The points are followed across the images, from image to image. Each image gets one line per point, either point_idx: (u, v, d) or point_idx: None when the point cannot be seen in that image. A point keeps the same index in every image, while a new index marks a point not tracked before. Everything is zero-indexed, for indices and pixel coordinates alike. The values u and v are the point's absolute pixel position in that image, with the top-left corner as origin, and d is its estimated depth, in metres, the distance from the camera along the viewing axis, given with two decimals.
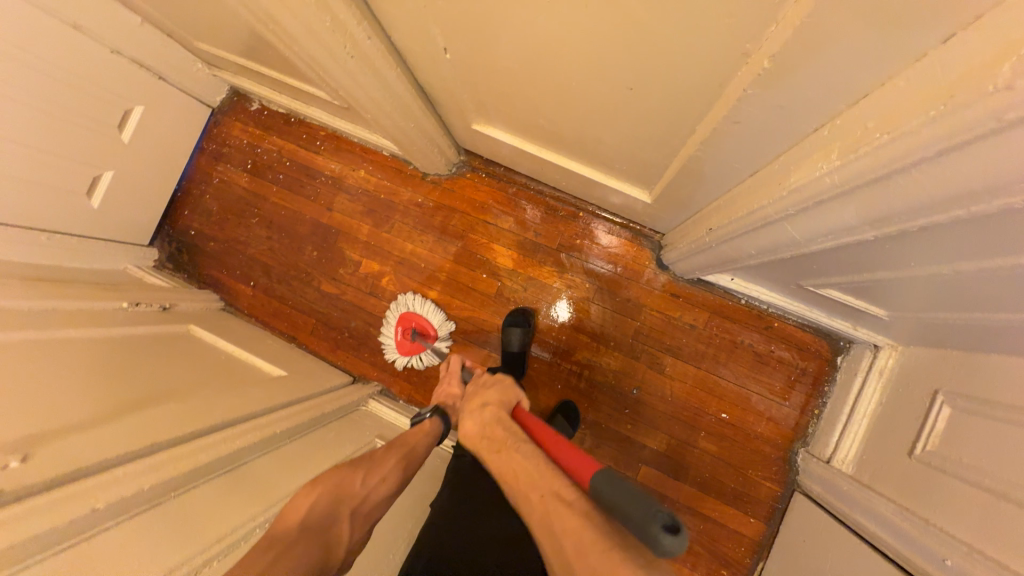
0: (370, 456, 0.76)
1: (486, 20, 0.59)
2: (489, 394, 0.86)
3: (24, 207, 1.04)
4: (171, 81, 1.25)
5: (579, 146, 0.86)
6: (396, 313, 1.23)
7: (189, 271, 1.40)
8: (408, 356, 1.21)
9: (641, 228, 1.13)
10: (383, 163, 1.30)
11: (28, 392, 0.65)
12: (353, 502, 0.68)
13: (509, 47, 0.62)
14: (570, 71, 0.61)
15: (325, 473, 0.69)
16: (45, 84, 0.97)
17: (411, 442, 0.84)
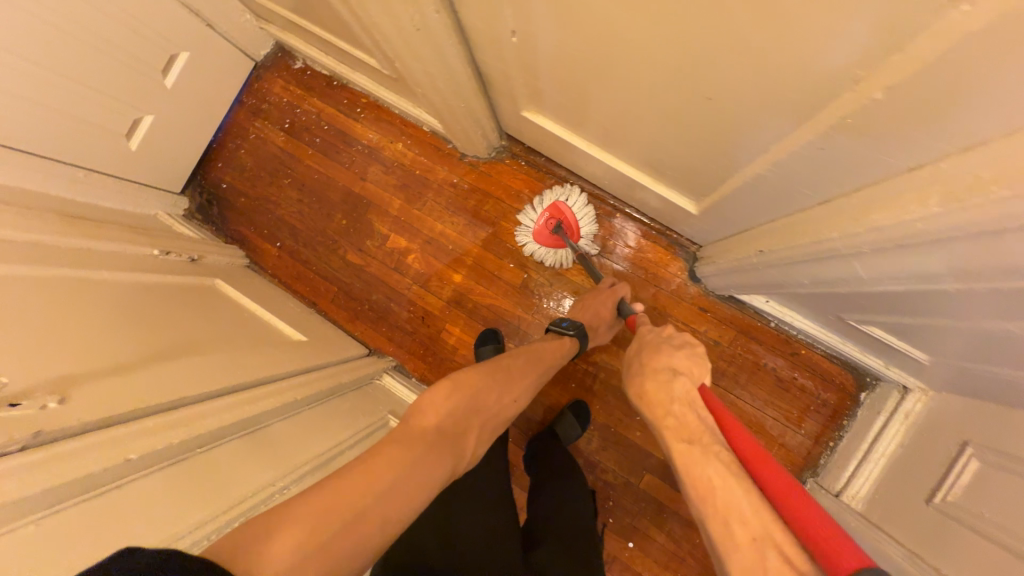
0: (507, 372, 0.83)
1: (563, 7, 0.56)
2: (676, 358, 0.75)
3: (65, 142, 1.04)
4: (218, 30, 1.23)
5: (634, 147, 0.83)
6: (549, 200, 1.15)
7: (217, 223, 1.41)
8: (546, 246, 1.16)
9: (678, 237, 1.12)
10: (421, 139, 1.27)
11: (63, 331, 0.66)
12: (484, 414, 0.76)
13: (583, 38, 0.60)
14: (644, 72, 0.59)
15: (468, 383, 0.76)
16: (94, 20, 0.95)
17: (547, 361, 0.90)
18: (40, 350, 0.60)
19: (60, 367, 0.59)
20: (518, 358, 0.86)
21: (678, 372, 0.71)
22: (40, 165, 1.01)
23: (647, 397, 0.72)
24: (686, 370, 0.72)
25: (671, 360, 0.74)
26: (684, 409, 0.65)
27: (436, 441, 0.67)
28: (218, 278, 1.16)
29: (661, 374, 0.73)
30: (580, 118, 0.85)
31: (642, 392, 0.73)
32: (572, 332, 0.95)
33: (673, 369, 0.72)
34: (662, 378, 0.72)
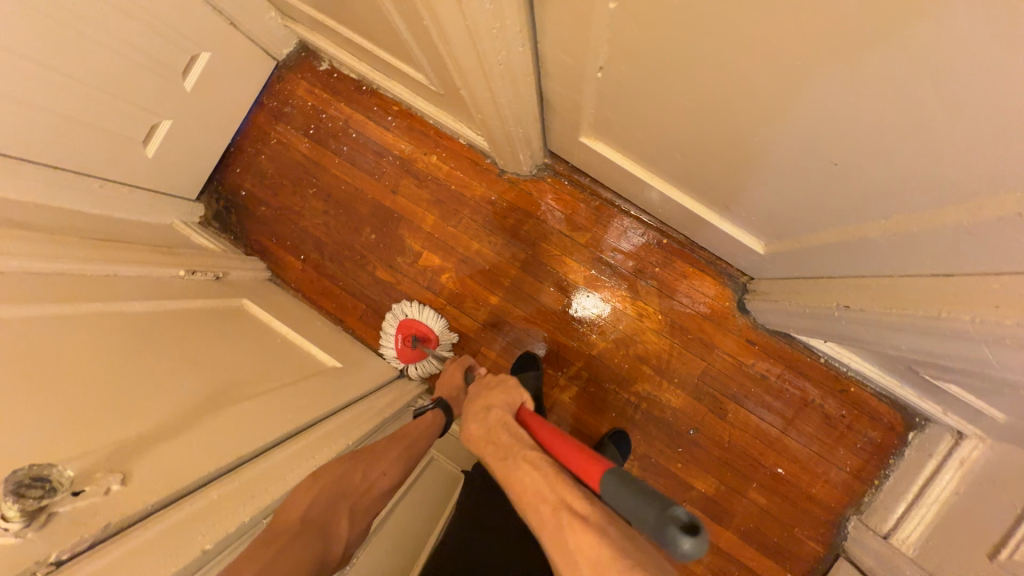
0: (373, 450, 0.73)
1: (675, 55, 0.51)
2: (492, 397, 0.81)
3: (78, 152, 0.96)
4: (242, 28, 1.14)
5: (705, 185, 0.79)
6: (395, 321, 1.21)
7: (236, 232, 1.34)
8: (410, 363, 1.20)
9: (727, 267, 1.09)
10: (458, 152, 1.21)
11: (108, 383, 0.60)
12: (352, 496, 0.64)
13: (690, 85, 0.55)
14: (757, 123, 0.54)
15: (326, 467, 0.65)
16: (115, 21, 0.87)
17: (415, 437, 0.79)
18: (89, 411, 0.55)
19: (114, 433, 0.54)
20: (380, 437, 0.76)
21: (495, 407, 0.76)
22: (53, 179, 0.93)
23: (474, 442, 0.73)
24: (498, 404, 0.78)
25: (488, 399, 0.80)
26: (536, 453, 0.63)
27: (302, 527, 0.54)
28: (244, 297, 1.10)
29: (478, 413, 0.77)
30: (649, 152, 0.80)
31: (468, 437, 0.76)
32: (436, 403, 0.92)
33: (487, 406, 0.78)
34: (481, 417, 0.76)
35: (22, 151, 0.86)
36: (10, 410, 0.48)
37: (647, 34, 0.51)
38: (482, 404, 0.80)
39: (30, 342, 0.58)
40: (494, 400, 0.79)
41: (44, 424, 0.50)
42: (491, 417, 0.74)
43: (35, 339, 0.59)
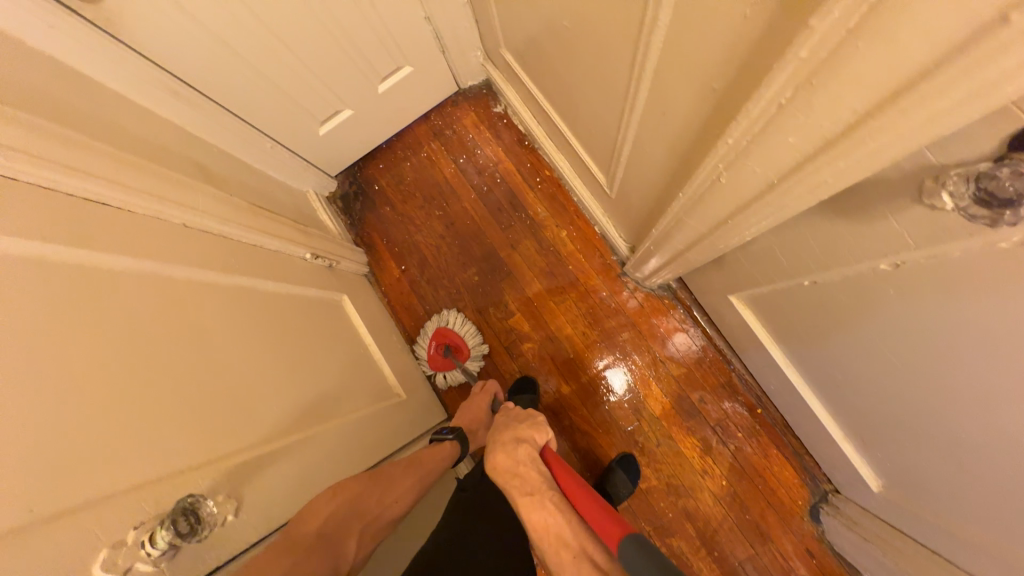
0: (387, 475, 0.76)
1: (911, 329, 0.50)
2: (521, 431, 0.82)
3: (264, 110, 1.02)
4: (447, 56, 1.20)
5: (852, 407, 0.74)
6: (434, 326, 1.22)
7: (353, 220, 1.39)
8: (442, 371, 1.21)
9: (814, 465, 1.02)
10: (588, 238, 1.22)
11: (226, 374, 0.63)
12: (367, 513, 0.68)
13: (907, 352, 0.53)
14: (964, 421, 0.51)
15: (357, 483, 0.69)
16: (344, 10, 0.92)
17: (427, 468, 0.83)
18: (202, 408, 0.57)
19: (215, 438, 0.56)
20: (397, 460, 0.80)
21: (520, 442, 0.78)
22: (236, 130, 1.00)
23: (496, 470, 0.75)
24: (527, 439, 0.79)
25: (516, 432, 0.81)
26: (527, 468, 0.72)
27: (321, 544, 0.60)
28: (345, 292, 1.12)
29: (506, 445, 0.78)
30: (803, 350, 0.77)
31: (490, 465, 0.76)
32: (451, 437, 0.92)
33: (517, 439, 0.79)
34: (507, 449, 0.77)
35: (218, 98, 0.93)
36: (148, 390, 0.51)
37: (895, 303, 0.49)
38: (511, 436, 0.81)
39: (178, 311, 0.61)
40: (523, 433, 0.81)
41: (168, 414, 0.52)
42: (517, 451, 0.75)
43: (187, 308, 0.63)
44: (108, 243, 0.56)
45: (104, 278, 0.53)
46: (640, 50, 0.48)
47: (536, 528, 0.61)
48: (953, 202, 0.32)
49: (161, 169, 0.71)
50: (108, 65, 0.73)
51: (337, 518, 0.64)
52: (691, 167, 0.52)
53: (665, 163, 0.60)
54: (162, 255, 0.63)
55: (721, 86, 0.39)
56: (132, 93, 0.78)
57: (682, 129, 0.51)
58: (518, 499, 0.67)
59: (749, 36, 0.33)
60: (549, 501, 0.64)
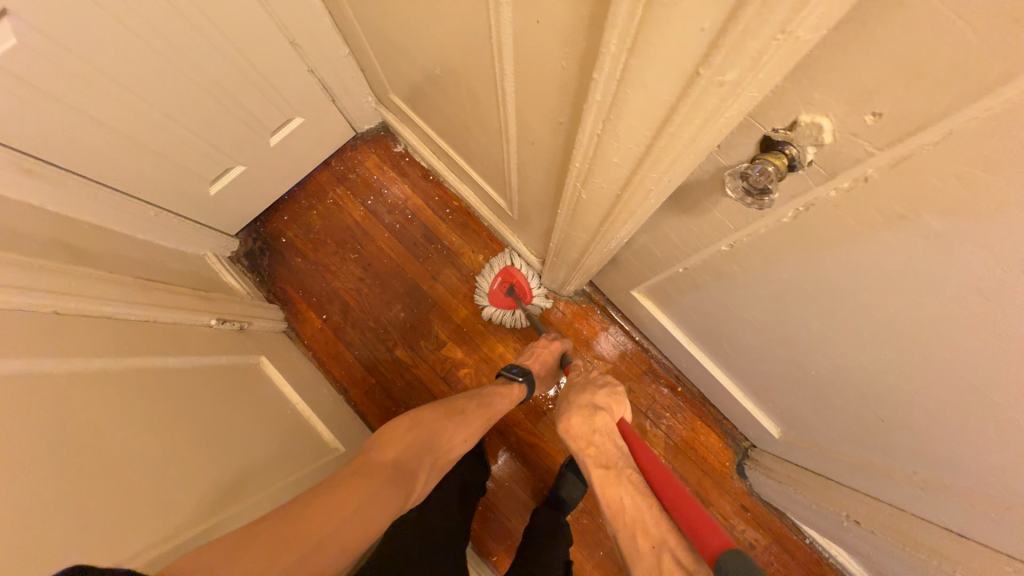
0: (462, 416, 0.83)
1: (755, 295, 0.60)
2: (598, 397, 0.82)
3: (138, 176, 0.95)
4: (339, 104, 1.22)
5: (743, 369, 0.86)
6: (500, 265, 1.22)
7: (263, 277, 1.33)
8: (497, 308, 1.22)
9: (732, 428, 1.14)
10: (504, 258, 1.28)
11: (117, 466, 0.57)
12: (436, 453, 0.75)
13: (759, 314, 0.64)
14: (809, 361, 0.63)
15: (427, 424, 0.77)
16: (221, 70, 0.91)
17: (492, 407, 0.89)
18: (86, 511, 0.51)
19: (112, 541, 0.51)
20: (471, 401, 0.87)
21: (598, 408, 0.79)
22: (108, 201, 0.93)
23: (571, 432, 0.78)
24: (605, 408, 0.79)
25: (595, 397, 0.81)
26: (604, 439, 0.74)
27: (394, 474, 0.66)
28: (261, 353, 1.06)
29: (584, 409, 0.79)
30: (696, 328, 0.88)
31: (563, 425, 0.79)
32: (521, 379, 0.97)
33: (595, 405, 0.79)
34: (586, 414, 0.78)
35: (81, 169, 0.85)
36: (15, 506, 0.45)
37: (740, 276, 0.59)
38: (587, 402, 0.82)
39: (53, 409, 0.55)
40: (601, 402, 0.81)
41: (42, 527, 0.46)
42: (597, 420, 0.77)
43: (64, 404, 0.56)
44: None
45: None
46: (499, 90, 0.54)
47: (608, 497, 0.65)
48: (733, 193, 0.39)
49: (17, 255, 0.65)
50: None
51: (403, 455, 0.70)
52: (563, 185, 0.59)
53: (545, 183, 0.67)
54: (26, 349, 0.57)
55: (561, 116, 0.46)
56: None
57: (547, 154, 0.58)
58: (593, 468, 0.70)
59: (568, 78, 0.40)
60: (628, 477, 0.65)
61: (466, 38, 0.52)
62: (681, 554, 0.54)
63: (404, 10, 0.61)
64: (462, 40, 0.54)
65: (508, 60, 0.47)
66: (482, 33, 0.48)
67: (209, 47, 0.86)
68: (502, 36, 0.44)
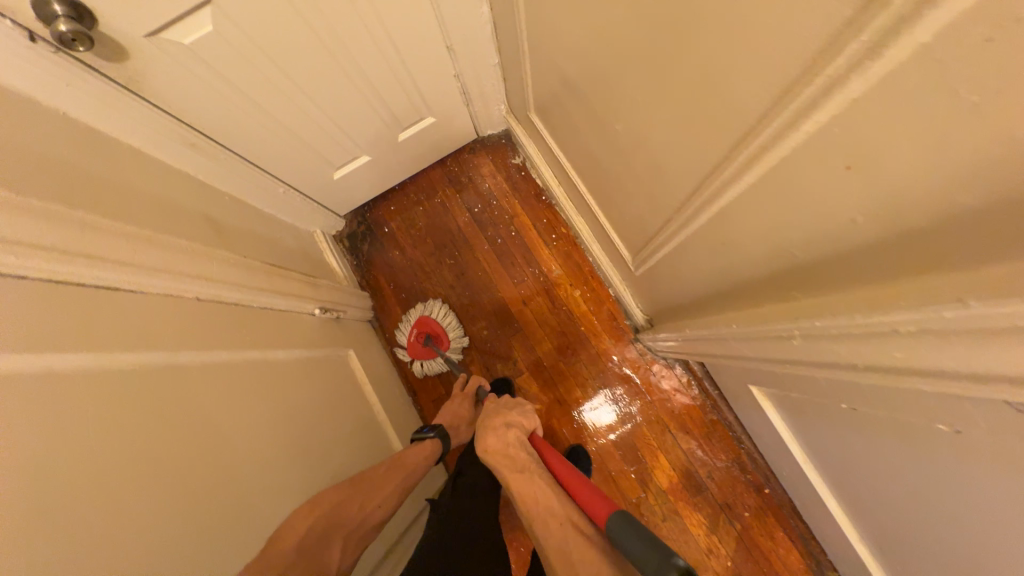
0: (369, 480, 0.79)
1: (953, 479, 0.49)
2: (510, 416, 0.86)
3: (277, 156, 0.97)
4: (471, 109, 1.18)
5: (874, 519, 0.73)
6: (416, 315, 1.23)
7: (360, 262, 1.35)
8: (418, 359, 1.21)
9: (818, 549, 1.01)
10: (602, 300, 1.20)
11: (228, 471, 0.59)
12: (345, 530, 0.69)
13: (939, 494, 0.53)
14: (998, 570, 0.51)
15: (321, 501, 0.68)
16: (375, 67, 0.90)
17: (410, 467, 0.87)
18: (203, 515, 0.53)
19: (215, 549, 0.53)
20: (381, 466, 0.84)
21: (511, 426, 0.83)
22: (249, 177, 0.96)
23: (487, 451, 0.79)
24: (516, 425, 0.84)
25: (507, 416, 0.85)
26: (517, 449, 0.78)
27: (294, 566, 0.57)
28: (351, 346, 1.08)
29: (496, 426, 0.83)
30: (823, 454, 0.77)
31: (478, 446, 0.81)
32: (433, 435, 0.97)
33: (507, 423, 0.83)
34: (497, 431, 0.82)
35: (234, 144, 0.88)
36: (141, 515, 0.46)
37: (948, 459, 0.48)
38: (500, 422, 0.85)
39: (184, 402, 0.57)
40: (514, 420, 0.85)
41: (160, 531, 0.48)
42: (508, 434, 0.80)
43: (194, 399, 0.59)
44: (113, 341, 0.51)
45: (106, 383, 0.49)
46: (713, 182, 0.46)
47: (524, 496, 0.69)
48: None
49: (173, 236, 0.67)
50: (122, 119, 0.68)
51: (312, 534, 0.63)
52: (761, 298, 0.50)
53: (716, 275, 0.58)
54: (174, 342, 0.60)
55: (842, 244, 0.36)
56: (147, 146, 0.74)
57: (752, 261, 0.48)
58: (506, 475, 0.74)
59: (898, 219, 0.31)
60: (540, 476, 0.72)
61: (693, 120, 0.44)
62: (580, 525, 0.62)
63: (612, 57, 0.54)
64: (686, 117, 0.45)
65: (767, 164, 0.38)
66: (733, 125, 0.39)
67: (369, 43, 0.84)
68: (780, 142, 0.35)
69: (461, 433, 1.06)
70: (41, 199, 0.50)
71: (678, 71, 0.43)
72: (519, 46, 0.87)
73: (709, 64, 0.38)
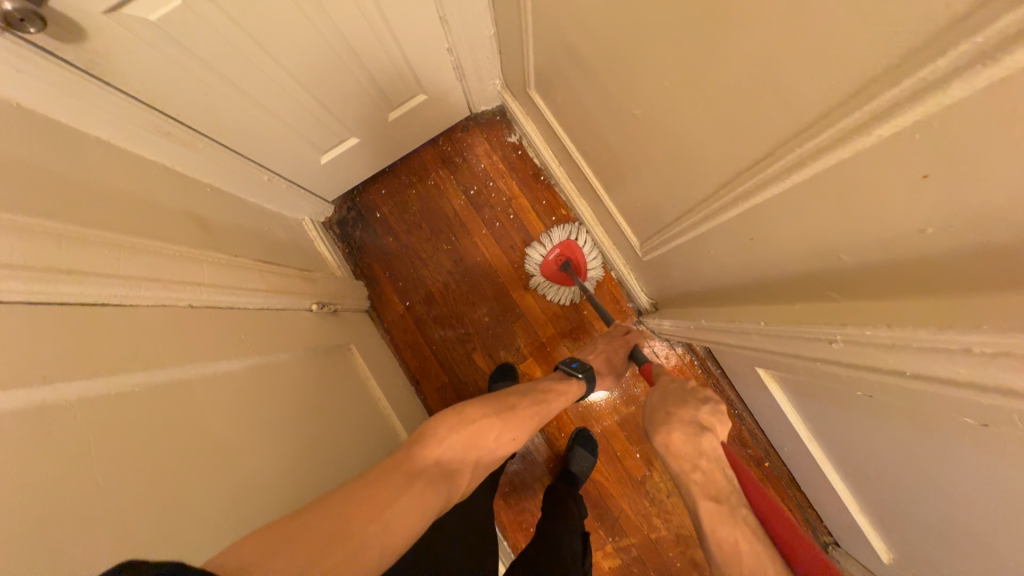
0: (513, 413, 0.74)
1: (965, 463, 0.51)
2: (688, 415, 0.77)
3: (260, 142, 0.90)
4: (465, 85, 1.11)
5: (875, 492, 0.76)
6: (558, 236, 1.18)
7: (353, 249, 1.29)
8: (556, 283, 1.18)
9: (814, 517, 1.06)
10: (604, 283, 1.19)
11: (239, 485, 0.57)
12: (479, 450, 0.66)
13: (949, 476, 0.55)
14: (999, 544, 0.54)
15: (471, 422, 0.67)
16: (364, 43, 0.83)
17: (550, 400, 0.81)
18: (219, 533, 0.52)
19: None
20: (524, 398, 0.78)
21: (705, 429, 0.74)
22: (231, 166, 0.89)
23: (672, 453, 0.74)
24: (709, 428, 0.75)
25: (698, 415, 0.77)
26: (713, 467, 0.70)
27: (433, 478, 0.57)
28: (351, 339, 1.05)
29: (686, 425, 0.75)
30: (828, 432, 0.80)
31: (661, 445, 0.75)
32: (582, 376, 0.89)
33: (699, 424, 0.75)
34: (689, 433, 0.74)
35: (212, 132, 0.81)
36: (157, 544, 0.45)
37: (964, 449, 0.49)
38: (690, 418, 0.77)
39: (189, 419, 0.54)
40: (705, 421, 0.76)
41: (178, 555, 0.46)
42: (703, 442, 0.73)
43: (200, 415, 0.56)
44: (105, 363, 0.48)
45: (102, 411, 0.45)
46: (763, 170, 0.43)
47: (717, 531, 0.62)
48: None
49: (155, 240, 0.62)
50: (87, 109, 0.61)
51: (449, 452, 0.62)
52: (820, 287, 0.49)
53: (756, 262, 0.57)
54: (172, 356, 0.56)
55: (931, 234, 0.35)
56: (116, 138, 0.67)
57: (813, 244, 0.47)
58: (698, 494, 0.67)
59: (1013, 219, 0.29)
60: (743, 515, 0.63)
61: None
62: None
63: (639, 34, 0.50)
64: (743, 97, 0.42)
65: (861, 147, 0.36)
66: (817, 106, 0.36)
67: (356, 16, 0.77)
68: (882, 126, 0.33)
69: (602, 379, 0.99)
70: (7, 212, 0.44)
71: (735, 50, 0.40)
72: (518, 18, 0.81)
73: (784, 43, 0.35)
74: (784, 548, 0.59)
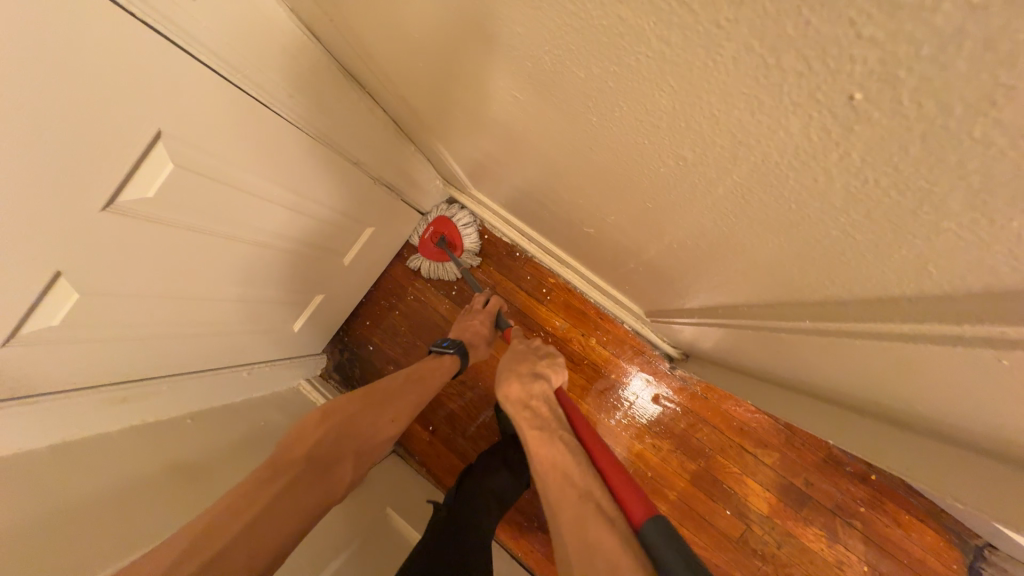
0: (381, 394, 0.76)
1: None
2: (543, 360, 0.76)
3: (224, 350, 0.86)
4: (408, 200, 1.07)
5: None
6: (435, 215, 1.13)
7: (358, 390, 1.23)
8: (432, 259, 1.16)
9: (952, 520, 0.91)
10: (622, 339, 1.09)
11: None
12: (359, 440, 0.71)
13: None
14: None
15: (337, 411, 0.70)
16: (290, 223, 0.78)
17: (431, 385, 0.82)
18: None
19: None
20: (396, 380, 0.79)
21: (539, 375, 0.71)
22: (205, 384, 0.85)
23: (505, 395, 0.70)
24: (545, 375, 0.72)
25: (535, 364, 0.73)
26: (540, 405, 0.66)
27: (306, 470, 0.64)
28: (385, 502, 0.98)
29: (524, 374, 0.71)
30: None
31: (497, 388, 0.73)
32: (452, 350, 0.86)
33: (535, 371, 0.71)
34: (522, 375, 0.71)
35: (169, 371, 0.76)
36: None
37: None
38: (528, 367, 0.73)
39: None
40: (543, 370, 0.73)
41: None
42: (534, 386, 0.69)
43: None
44: None
45: None
46: None
47: (541, 454, 0.58)
48: None
49: (113, 557, 0.54)
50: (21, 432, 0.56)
51: (325, 443, 0.67)
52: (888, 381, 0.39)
53: (821, 330, 0.47)
54: None
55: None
56: (50, 438, 0.61)
57: (892, 327, 0.36)
58: (525, 429, 0.63)
59: None
60: (560, 437, 0.59)
61: None
62: (605, 509, 0.48)
63: (603, 125, 0.41)
64: (768, 186, 0.32)
65: (960, 254, 0.25)
66: None
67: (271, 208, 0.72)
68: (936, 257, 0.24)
69: (479, 354, 0.94)
70: None
71: None
72: (447, 129, 0.75)
73: None
74: (612, 489, 0.50)
